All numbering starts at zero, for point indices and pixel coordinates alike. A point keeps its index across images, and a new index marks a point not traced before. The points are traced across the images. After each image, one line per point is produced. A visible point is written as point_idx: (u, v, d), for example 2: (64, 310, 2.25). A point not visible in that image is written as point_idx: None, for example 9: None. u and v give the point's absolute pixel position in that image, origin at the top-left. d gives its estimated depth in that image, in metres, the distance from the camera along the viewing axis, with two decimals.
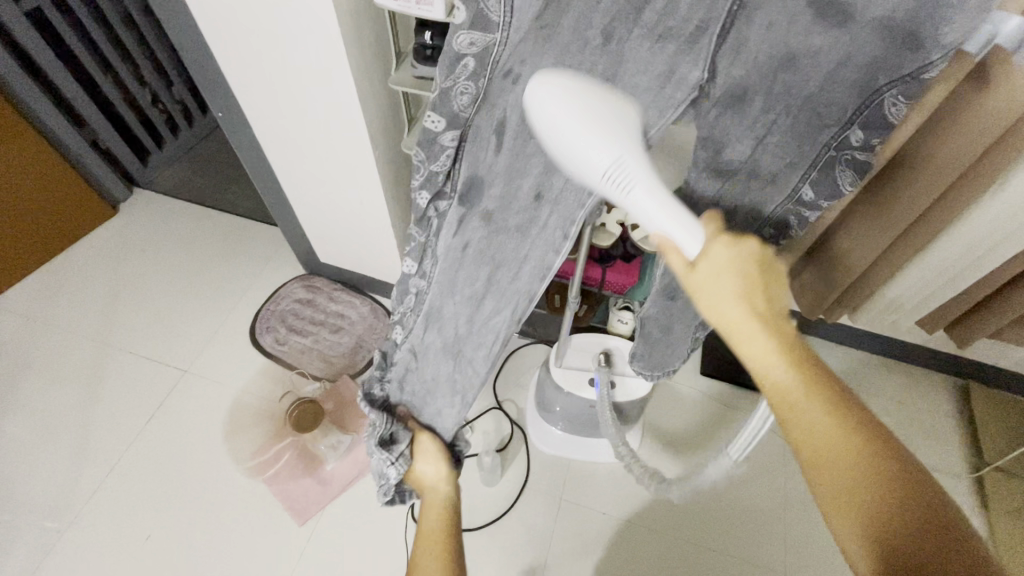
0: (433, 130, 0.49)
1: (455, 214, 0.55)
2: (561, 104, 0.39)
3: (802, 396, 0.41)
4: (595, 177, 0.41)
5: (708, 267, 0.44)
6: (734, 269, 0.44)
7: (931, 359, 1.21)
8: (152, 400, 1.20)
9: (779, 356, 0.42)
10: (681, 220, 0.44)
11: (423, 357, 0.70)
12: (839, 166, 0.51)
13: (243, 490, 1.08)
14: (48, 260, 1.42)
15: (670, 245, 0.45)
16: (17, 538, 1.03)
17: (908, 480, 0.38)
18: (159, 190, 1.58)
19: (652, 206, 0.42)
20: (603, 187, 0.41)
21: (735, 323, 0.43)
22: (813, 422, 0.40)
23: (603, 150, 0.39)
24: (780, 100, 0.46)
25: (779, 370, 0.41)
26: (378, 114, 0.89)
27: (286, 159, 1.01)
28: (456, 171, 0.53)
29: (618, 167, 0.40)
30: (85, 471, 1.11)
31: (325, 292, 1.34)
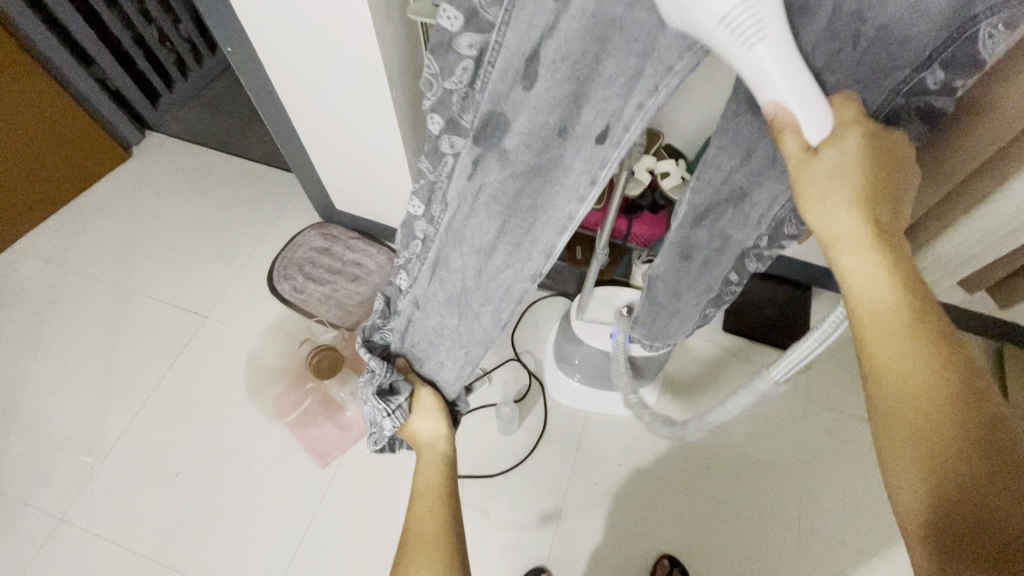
0: (447, 30, 0.42)
1: (470, 155, 0.50)
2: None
3: (899, 323, 0.37)
4: (714, 20, 0.32)
5: (827, 161, 0.39)
6: (856, 169, 0.39)
7: (965, 321, 1.17)
8: (175, 343, 1.21)
9: (884, 272, 0.38)
10: (812, 103, 0.37)
11: (432, 309, 0.68)
12: (906, 117, 0.43)
13: (268, 432, 1.11)
14: (66, 205, 1.41)
15: (794, 128, 0.38)
16: (55, 471, 1.08)
17: (996, 423, 0.34)
18: (171, 133, 1.55)
19: (771, 64, 0.35)
20: (720, 34, 0.33)
21: (841, 233, 0.40)
22: (900, 350, 0.37)
23: None
24: (843, 24, 0.38)
25: (878, 285, 0.38)
26: (395, 49, 0.83)
27: (298, 101, 0.97)
28: (471, 96, 0.46)
29: (744, 8, 0.32)
30: (115, 409, 1.14)
31: (342, 240, 1.32)
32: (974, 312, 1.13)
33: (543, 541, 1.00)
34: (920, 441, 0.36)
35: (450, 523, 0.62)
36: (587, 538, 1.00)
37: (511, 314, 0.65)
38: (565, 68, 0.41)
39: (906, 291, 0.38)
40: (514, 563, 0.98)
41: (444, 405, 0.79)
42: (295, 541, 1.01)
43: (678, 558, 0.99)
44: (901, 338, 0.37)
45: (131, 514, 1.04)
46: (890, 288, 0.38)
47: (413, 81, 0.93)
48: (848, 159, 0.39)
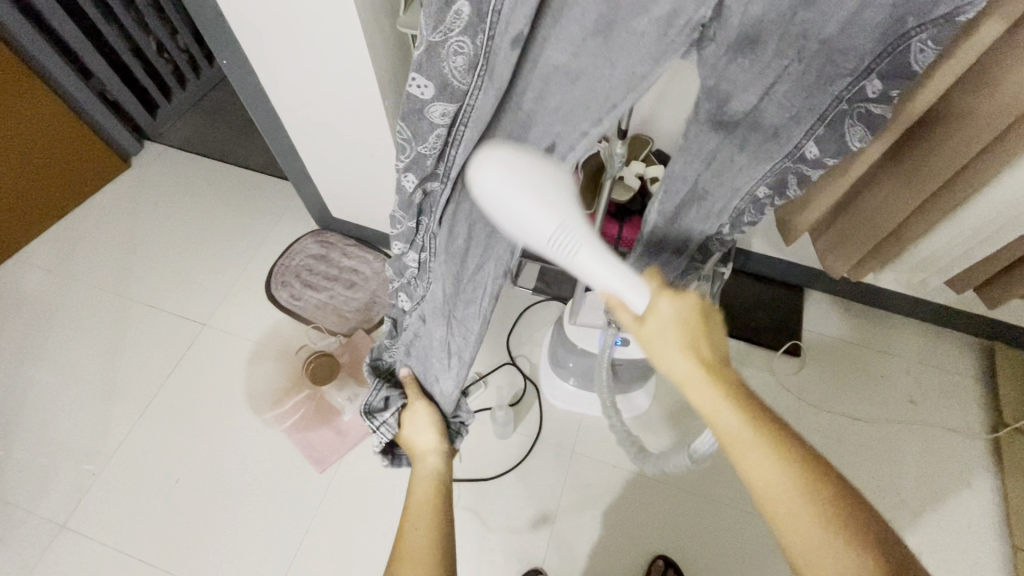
0: (419, 97, 0.44)
1: (444, 192, 0.53)
2: (502, 176, 0.40)
3: (757, 449, 0.46)
4: (545, 240, 0.42)
5: (656, 322, 0.51)
6: (677, 322, 0.51)
7: (954, 320, 1.18)
8: (174, 351, 1.23)
9: (724, 404, 0.48)
10: (630, 283, 0.48)
11: (426, 321, 0.70)
12: (850, 120, 0.49)
13: (267, 439, 1.12)
14: (68, 213, 1.43)
15: (621, 304, 0.50)
16: (54, 479, 1.09)
17: (855, 503, 0.44)
18: (169, 143, 1.56)
19: (593, 263, 0.45)
20: (551, 251, 0.43)
21: (688, 381, 0.50)
22: (765, 476, 0.45)
23: (547, 221, 0.41)
24: (793, 44, 0.44)
25: (730, 421, 0.47)
26: (387, 60, 0.85)
27: (294, 114, 0.99)
28: (444, 151, 0.49)
29: (562, 233, 0.42)
30: (113, 417, 1.15)
31: (339, 247, 1.34)
32: (962, 310, 1.15)
33: (539, 544, 1.01)
34: (819, 541, 0.43)
35: (438, 549, 0.62)
36: (583, 540, 1.01)
37: (491, 312, 0.67)
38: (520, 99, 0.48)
39: (751, 414, 0.47)
40: (510, 565, 0.99)
41: (440, 420, 0.79)
42: (294, 545, 1.02)
43: (673, 559, 1.00)
44: (763, 463, 0.45)
45: (130, 524, 1.04)
46: (739, 421, 0.47)
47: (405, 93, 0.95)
48: (672, 320, 0.51)
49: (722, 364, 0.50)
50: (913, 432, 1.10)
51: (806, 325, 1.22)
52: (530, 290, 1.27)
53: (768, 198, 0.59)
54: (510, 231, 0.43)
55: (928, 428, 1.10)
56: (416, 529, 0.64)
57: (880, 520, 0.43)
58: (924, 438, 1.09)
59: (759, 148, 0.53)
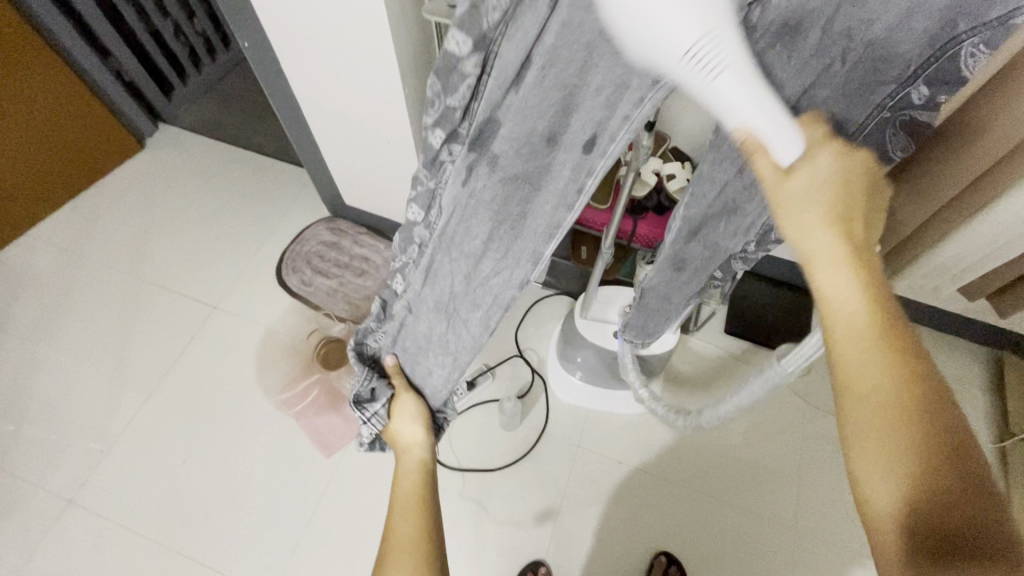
0: (454, 54, 0.41)
1: (466, 162, 0.49)
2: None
3: (869, 342, 0.40)
4: (676, 58, 0.33)
5: (805, 177, 0.41)
6: (830, 182, 0.42)
7: (965, 329, 1.18)
8: (185, 333, 1.23)
9: (857, 286, 0.41)
10: (779, 124, 0.39)
11: (423, 310, 0.68)
12: (891, 128, 0.47)
13: (274, 422, 1.12)
14: (82, 192, 1.44)
15: (763, 148, 0.41)
16: (63, 455, 1.10)
17: (953, 419, 0.38)
18: (184, 126, 1.57)
19: (734, 92, 0.36)
20: (681, 69, 0.34)
21: (816, 253, 0.42)
22: (868, 369, 0.40)
23: (696, 15, 0.31)
24: (835, 42, 0.41)
25: (854, 303, 0.41)
26: (409, 47, 0.85)
27: (312, 97, 0.99)
28: (472, 109, 0.46)
29: (706, 45, 0.32)
30: (123, 396, 1.16)
31: (350, 235, 1.34)
32: (974, 320, 1.14)
33: (542, 536, 1.01)
34: (894, 437, 0.38)
35: (428, 538, 0.62)
36: (587, 533, 1.02)
37: (497, 320, 0.66)
38: (559, 79, 0.40)
39: (880, 306, 0.41)
40: (514, 555, 1.00)
41: (427, 411, 0.81)
42: (299, 529, 1.02)
43: (675, 555, 1.00)
44: (871, 353, 0.40)
45: (138, 502, 1.05)
46: (863, 305, 0.41)
47: (425, 79, 0.95)
48: (823, 175, 0.42)
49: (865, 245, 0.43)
50: None
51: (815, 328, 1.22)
52: (541, 284, 1.27)
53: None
54: (637, 36, 0.33)
55: None
56: (402, 510, 0.66)
57: (970, 442, 0.37)
58: None
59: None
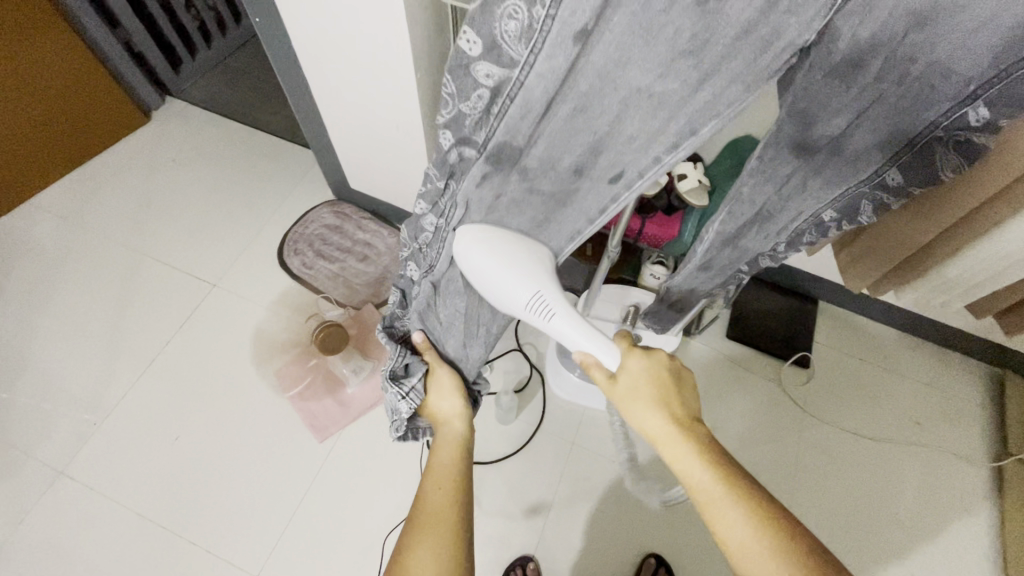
0: (466, 55, 0.40)
1: (480, 168, 0.50)
2: (482, 258, 0.56)
3: (722, 498, 0.47)
4: (520, 306, 0.56)
5: (626, 380, 0.56)
6: (647, 380, 0.56)
7: (968, 346, 1.17)
8: (182, 309, 1.22)
9: (696, 458, 0.50)
10: (598, 343, 0.57)
11: (449, 294, 0.68)
12: (943, 148, 0.46)
13: (268, 403, 1.12)
14: (85, 162, 1.43)
15: (593, 364, 0.58)
16: (55, 425, 1.09)
17: (825, 565, 0.43)
18: (191, 101, 1.55)
19: (569, 327, 0.57)
20: (528, 314, 0.57)
21: (656, 436, 0.53)
22: (729, 523, 0.46)
23: (522, 288, 0.55)
24: (897, 66, 0.42)
25: (698, 471, 0.49)
26: (423, 33, 0.83)
27: (322, 79, 0.97)
28: (485, 119, 0.45)
29: (537, 300, 0.56)
30: (118, 369, 1.15)
31: (354, 220, 1.33)
32: (978, 338, 1.13)
33: (532, 531, 1.01)
34: None
35: (462, 510, 0.61)
36: (577, 531, 1.02)
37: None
38: (589, 125, 0.47)
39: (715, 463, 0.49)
40: (502, 549, 1.00)
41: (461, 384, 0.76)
42: (289, 511, 1.02)
43: (664, 557, 1.00)
44: (732, 515, 0.46)
45: (128, 475, 1.05)
46: (705, 471, 0.49)
47: (438, 66, 0.93)
48: (641, 377, 0.56)
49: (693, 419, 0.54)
50: (917, 456, 1.09)
51: (816, 338, 1.21)
52: None
53: (833, 223, 0.58)
54: (495, 297, 0.57)
55: (930, 451, 1.10)
56: (437, 490, 0.62)
57: None
58: (926, 461, 1.09)
59: (836, 173, 0.53)
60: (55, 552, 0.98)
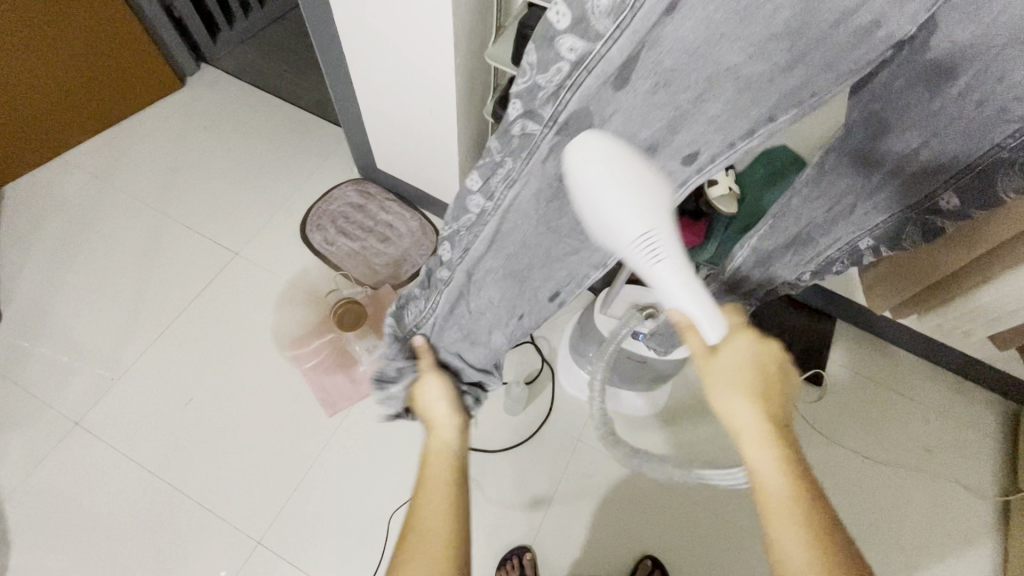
0: (552, 25, 0.37)
1: (548, 142, 0.45)
2: (594, 168, 0.41)
3: (791, 515, 0.43)
4: (628, 240, 0.43)
5: (727, 355, 0.50)
6: (748, 363, 0.49)
7: (987, 379, 1.15)
8: (203, 275, 1.24)
9: (778, 463, 0.45)
10: (705, 309, 0.48)
11: (488, 283, 0.64)
12: (1006, 172, 0.48)
13: (281, 373, 1.13)
14: (119, 122, 1.45)
15: (694, 328, 0.50)
16: (74, 377, 1.12)
17: None
18: (225, 69, 1.56)
19: (673, 279, 0.46)
20: (633, 252, 0.44)
21: (743, 431, 0.47)
22: (789, 540, 0.42)
23: (639, 217, 0.42)
24: (986, 80, 0.42)
25: (774, 477, 0.44)
26: (468, 17, 0.83)
27: (359, 55, 0.97)
28: (559, 94, 0.41)
29: (648, 239, 0.42)
30: (138, 328, 1.17)
31: (378, 200, 1.33)
32: (997, 371, 1.11)
33: (533, 523, 1.02)
34: None
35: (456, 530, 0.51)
36: (575, 526, 1.02)
37: (570, 290, 0.65)
38: (671, 99, 0.41)
39: (793, 476, 0.44)
40: (500, 536, 1.01)
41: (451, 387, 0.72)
42: (294, 481, 1.04)
43: (659, 560, 1.00)
44: (797, 539, 0.42)
45: (140, 433, 1.07)
46: (783, 480, 0.44)
47: (478, 52, 0.93)
48: (743, 357, 0.50)
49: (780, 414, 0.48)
50: (923, 483, 1.08)
51: (831, 357, 1.20)
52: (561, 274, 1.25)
53: (870, 247, 0.63)
54: (598, 228, 0.44)
55: (938, 481, 1.09)
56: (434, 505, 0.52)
57: None
58: (932, 489, 1.08)
59: (900, 186, 0.55)
60: (65, 500, 1.01)
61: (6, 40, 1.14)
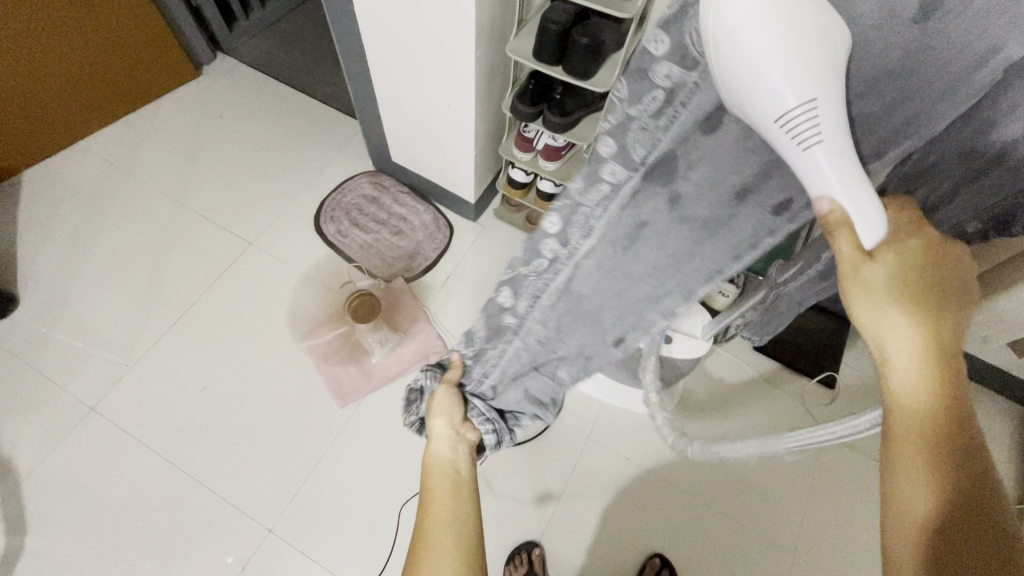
0: (648, 53, 0.30)
1: (631, 187, 0.37)
2: (749, 8, 0.27)
3: (927, 425, 0.36)
4: (772, 119, 0.29)
5: (883, 258, 0.34)
6: (907, 268, 0.35)
7: (1003, 386, 1.13)
8: (219, 264, 1.25)
9: (925, 382, 0.36)
10: (868, 200, 0.32)
11: (553, 329, 0.54)
12: None
13: (293, 363, 1.14)
14: (135, 111, 1.45)
15: (849, 225, 0.33)
16: (89, 364, 1.13)
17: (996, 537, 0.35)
18: (241, 58, 1.56)
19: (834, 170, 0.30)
20: (779, 135, 0.30)
21: (884, 344, 0.36)
22: (913, 476, 0.37)
23: (804, 81, 0.28)
24: None
25: (913, 391, 0.36)
26: (489, 10, 0.82)
27: (378, 47, 0.97)
28: (651, 129, 0.33)
29: (807, 115, 0.29)
30: (153, 316, 1.18)
31: (392, 193, 1.34)
32: (1013, 378, 1.10)
33: (542, 518, 1.02)
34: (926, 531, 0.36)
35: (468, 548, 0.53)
36: (583, 521, 1.02)
37: (637, 334, 0.54)
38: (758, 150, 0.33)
39: (939, 413, 0.36)
40: (509, 529, 1.01)
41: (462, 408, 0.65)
42: (304, 472, 1.04)
43: (667, 559, 1.00)
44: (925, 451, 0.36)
45: (154, 420, 1.08)
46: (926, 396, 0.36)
47: (498, 46, 0.92)
48: (901, 260, 0.35)
49: (949, 344, 0.36)
50: None
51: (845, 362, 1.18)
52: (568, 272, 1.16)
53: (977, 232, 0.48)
54: (738, 94, 0.29)
55: None
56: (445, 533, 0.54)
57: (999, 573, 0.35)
58: None
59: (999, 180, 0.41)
60: (81, 484, 1.02)
61: (30, 29, 1.15)
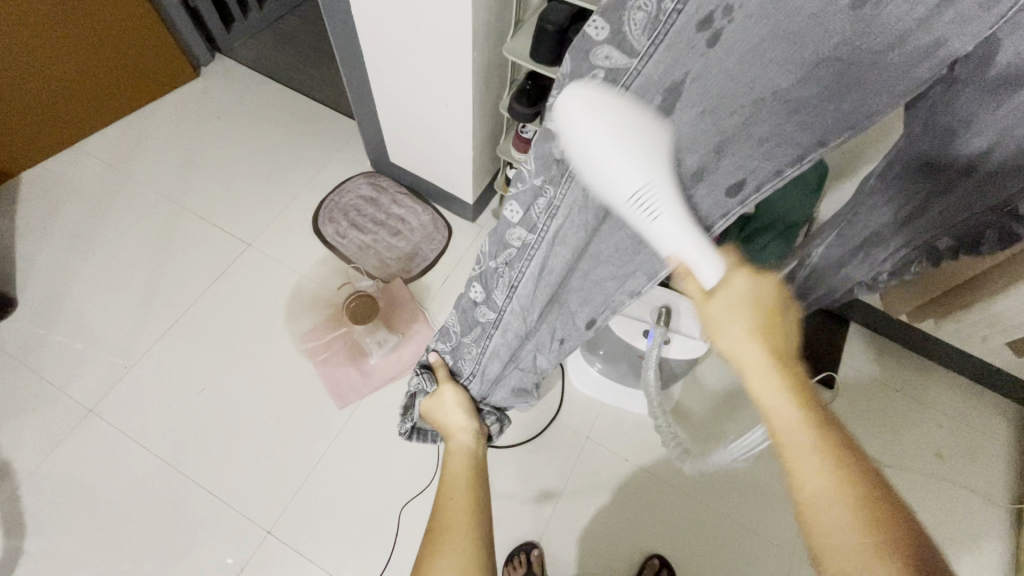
0: (589, 39, 0.33)
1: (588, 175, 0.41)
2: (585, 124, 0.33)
3: (804, 434, 0.37)
4: (622, 199, 0.36)
5: (722, 296, 0.42)
6: (747, 304, 0.42)
7: (1002, 386, 1.13)
8: (217, 265, 1.25)
9: (784, 395, 0.39)
10: (706, 251, 0.40)
11: (528, 312, 0.58)
12: None
13: (292, 364, 1.14)
14: (134, 112, 1.45)
15: (691, 273, 0.42)
16: (88, 365, 1.13)
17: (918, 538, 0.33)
18: (239, 59, 1.56)
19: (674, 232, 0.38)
20: (627, 210, 0.36)
21: (746, 367, 0.41)
22: (817, 485, 0.35)
23: (637, 168, 0.34)
24: None
25: (779, 404, 0.39)
26: (485, 11, 0.82)
27: (375, 48, 0.97)
28: None
29: (647, 191, 0.35)
30: (151, 317, 1.18)
31: (390, 193, 1.34)
32: (1012, 377, 1.10)
33: (541, 518, 1.02)
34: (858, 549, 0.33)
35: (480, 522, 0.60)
36: (583, 522, 1.02)
37: (606, 317, 0.58)
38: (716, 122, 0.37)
39: (812, 424, 0.37)
40: (508, 530, 1.01)
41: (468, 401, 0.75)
42: (303, 473, 1.04)
43: (666, 559, 1.00)
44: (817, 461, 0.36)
45: (153, 421, 1.08)
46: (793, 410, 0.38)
47: (494, 47, 0.92)
48: (739, 295, 0.42)
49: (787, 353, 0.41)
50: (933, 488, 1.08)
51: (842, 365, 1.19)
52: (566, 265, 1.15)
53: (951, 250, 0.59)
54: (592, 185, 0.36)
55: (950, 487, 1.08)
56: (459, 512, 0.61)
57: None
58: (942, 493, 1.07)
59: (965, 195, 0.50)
60: (80, 485, 1.02)
61: (28, 31, 1.15)
